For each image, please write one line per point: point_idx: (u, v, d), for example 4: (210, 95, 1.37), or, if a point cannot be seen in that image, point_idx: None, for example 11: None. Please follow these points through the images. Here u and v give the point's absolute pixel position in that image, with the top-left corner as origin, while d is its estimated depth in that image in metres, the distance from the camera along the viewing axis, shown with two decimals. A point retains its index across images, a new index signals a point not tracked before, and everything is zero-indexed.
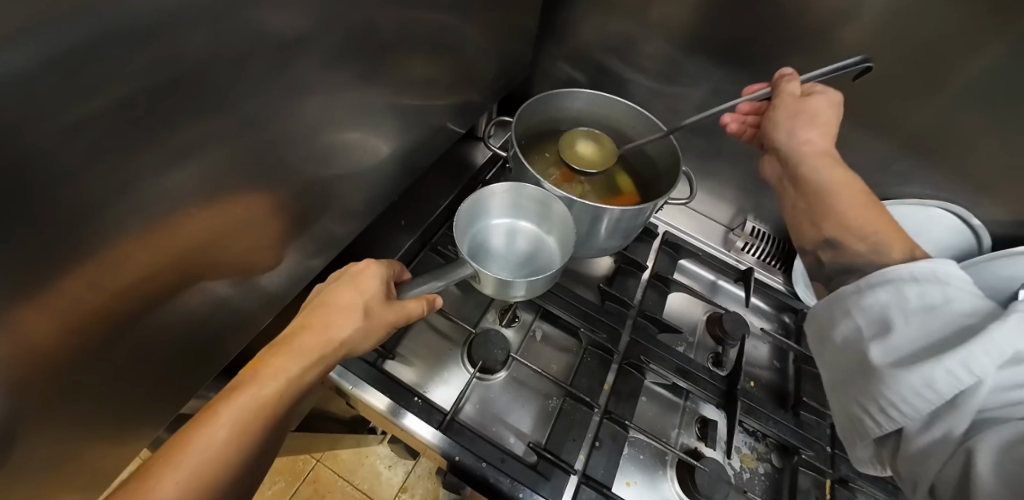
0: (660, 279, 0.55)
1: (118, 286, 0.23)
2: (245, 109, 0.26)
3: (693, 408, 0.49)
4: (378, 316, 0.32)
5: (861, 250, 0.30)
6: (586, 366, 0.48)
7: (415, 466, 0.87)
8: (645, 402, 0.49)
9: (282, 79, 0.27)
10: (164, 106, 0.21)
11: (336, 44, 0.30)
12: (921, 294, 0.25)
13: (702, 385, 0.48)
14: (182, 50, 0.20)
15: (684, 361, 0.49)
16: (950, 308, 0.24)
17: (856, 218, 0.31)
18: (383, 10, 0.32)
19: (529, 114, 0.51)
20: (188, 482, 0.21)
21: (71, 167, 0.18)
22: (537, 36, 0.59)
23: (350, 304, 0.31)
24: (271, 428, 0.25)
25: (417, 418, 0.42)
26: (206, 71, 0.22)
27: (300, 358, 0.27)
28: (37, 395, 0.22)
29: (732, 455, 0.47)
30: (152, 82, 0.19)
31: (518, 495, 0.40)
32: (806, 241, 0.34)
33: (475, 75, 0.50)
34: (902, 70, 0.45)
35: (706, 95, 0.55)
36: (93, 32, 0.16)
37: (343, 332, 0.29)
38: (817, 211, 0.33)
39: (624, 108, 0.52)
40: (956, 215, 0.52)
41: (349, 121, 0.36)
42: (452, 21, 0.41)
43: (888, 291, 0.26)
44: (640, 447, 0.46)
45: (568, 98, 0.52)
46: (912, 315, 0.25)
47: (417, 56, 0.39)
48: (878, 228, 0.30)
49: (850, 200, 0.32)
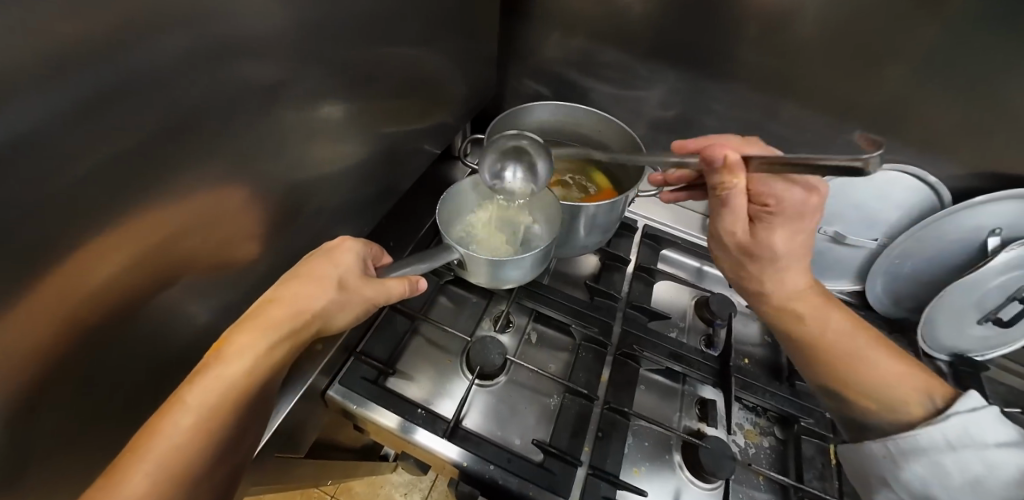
0: (644, 270, 0.57)
1: (91, 288, 0.22)
2: (228, 150, 0.28)
3: (691, 391, 0.50)
4: (355, 289, 0.34)
5: (875, 409, 0.38)
6: (582, 361, 0.49)
7: (430, 490, 0.87)
8: (644, 390, 0.50)
9: (262, 119, 0.30)
10: (155, 152, 0.23)
11: (309, 85, 0.32)
12: (963, 466, 0.31)
13: (696, 367, 0.50)
14: (166, 103, 0.22)
15: (676, 345, 0.51)
16: (992, 482, 0.30)
17: (886, 371, 0.38)
18: (351, 52, 0.35)
19: (499, 129, 0.54)
20: (157, 465, 0.23)
21: (73, 214, 0.20)
22: (500, 58, 0.63)
23: (322, 278, 0.32)
24: (241, 408, 0.27)
25: (424, 430, 0.43)
26: (189, 118, 0.24)
27: (269, 332, 0.29)
28: (14, 399, 0.21)
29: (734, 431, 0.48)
30: (141, 133, 0.22)
31: (529, 493, 0.40)
32: (816, 385, 0.42)
33: (445, 100, 0.53)
34: (839, 50, 0.48)
35: (664, 94, 0.59)
36: (84, 92, 0.18)
37: (314, 305, 0.31)
38: (832, 370, 0.40)
39: (588, 114, 0.55)
40: (913, 176, 0.54)
41: (329, 155, 0.38)
42: (418, 53, 0.44)
43: (924, 463, 0.33)
44: (644, 434, 0.47)
45: (534, 111, 0.55)
46: (959, 468, 0.31)
47: (388, 89, 0.42)
48: (906, 377, 0.37)
49: (868, 351, 0.39)
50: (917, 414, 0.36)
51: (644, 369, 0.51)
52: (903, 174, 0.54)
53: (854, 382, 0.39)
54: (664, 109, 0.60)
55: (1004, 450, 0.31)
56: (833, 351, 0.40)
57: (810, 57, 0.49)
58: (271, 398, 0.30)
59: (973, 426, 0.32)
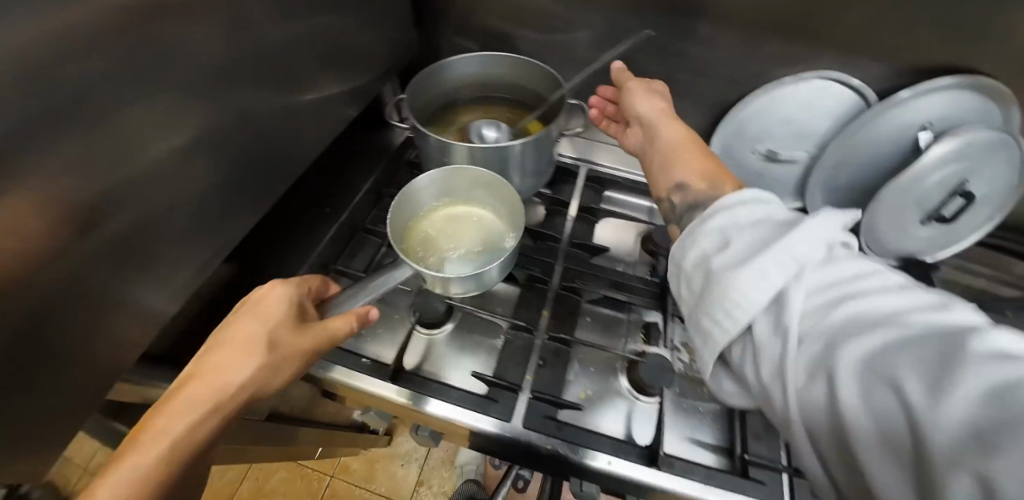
0: (587, 211, 0.59)
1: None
2: (134, 116, 0.28)
3: (636, 318, 0.52)
4: (289, 343, 0.34)
5: (703, 188, 0.37)
6: (526, 298, 0.51)
7: (427, 458, 0.91)
8: (589, 321, 0.52)
9: (168, 84, 0.30)
10: (58, 117, 0.24)
11: (217, 51, 0.34)
12: (751, 217, 0.30)
13: (638, 294, 0.52)
14: (70, 74, 0.24)
15: (617, 276, 0.53)
16: (854, 344, 0.22)
17: (701, 166, 0.39)
18: (260, 16, 0.36)
19: (421, 92, 0.55)
20: None
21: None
22: (419, 16, 0.64)
23: (248, 339, 0.32)
24: (165, 484, 0.25)
25: (371, 377, 0.44)
26: (89, 91, 0.25)
27: (196, 407, 0.28)
28: None
29: (678, 349, 0.49)
30: (49, 104, 0.23)
31: (473, 420, 0.42)
32: (661, 192, 0.41)
33: (366, 59, 0.54)
34: None
35: (591, 34, 0.59)
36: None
37: (240, 375, 0.30)
38: (665, 165, 0.42)
39: (511, 62, 0.56)
40: (836, 80, 0.54)
41: (250, 120, 0.39)
42: (330, 16, 0.45)
43: (725, 224, 0.30)
44: (589, 360, 0.49)
45: (454, 67, 0.55)
46: (746, 230, 0.29)
47: (305, 53, 0.43)
48: (708, 171, 0.38)
49: (691, 151, 0.41)
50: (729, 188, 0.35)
51: (589, 302, 0.52)
52: (823, 79, 0.54)
53: (682, 154, 0.42)
54: (595, 49, 0.61)
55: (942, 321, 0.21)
56: (667, 155, 0.42)
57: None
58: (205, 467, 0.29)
59: (875, 296, 0.23)
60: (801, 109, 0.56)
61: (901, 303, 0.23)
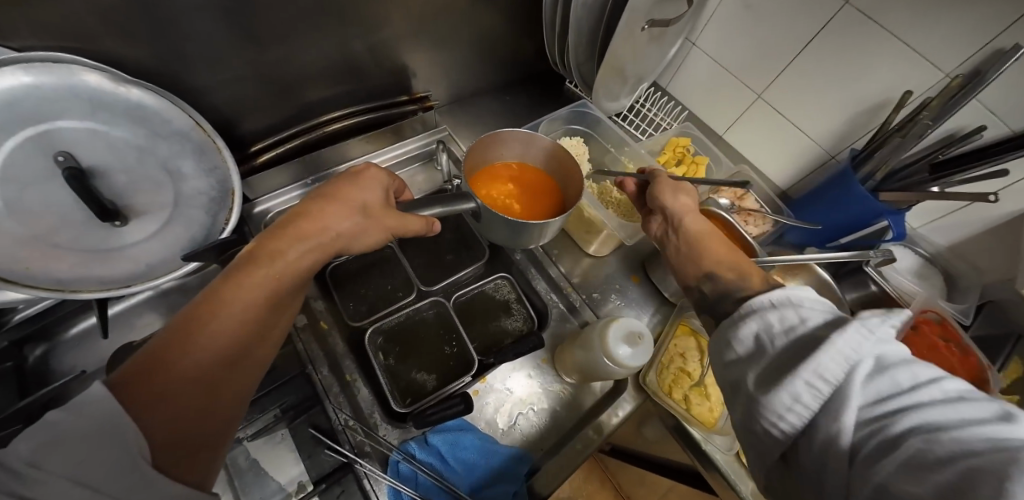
0: (506, 277, 0.71)
1: (253, 294, 0.37)
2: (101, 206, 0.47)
3: (522, 427, 0.58)
4: (379, 217, 0.46)
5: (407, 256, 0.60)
6: (439, 382, 0.62)
7: None
8: (503, 426, 0.58)
9: (111, 194, 0.51)
10: (334, 183, 0.46)
11: None
12: None
13: (497, 378, 0.61)
14: (159, 151, 0.53)
15: (498, 381, 0.61)
16: None
17: (234, 295, 0.36)
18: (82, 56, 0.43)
19: (144, 196, 0.53)
20: (178, 374, 0.31)
21: (211, 441, 0.32)
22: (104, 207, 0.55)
23: (346, 205, 0.45)
24: (252, 327, 0.36)
25: None
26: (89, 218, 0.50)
27: (266, 265, 0.38)
28: (194, 392, 0.31)
29: (549, 466, 0.56)
30: (126, 195, 0.52)
31: None
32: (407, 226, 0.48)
33: (89, 238, 0.50)
34: None
35: (177, 1, 0.45)
36: (81, 192, 0.46)
37: (225, 306, 0.35)
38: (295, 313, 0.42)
39: (190, 121, 0.54)
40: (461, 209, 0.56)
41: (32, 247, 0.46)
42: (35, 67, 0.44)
43: None
44: (539, 477, 0.56)
45: (179, 183, 0.54)
46: None
47: (52, 222, 0.48)
48: (291, 272, 0.40)
49: (384, 235, 0.47)
50: (530, 436, 0.58)
51: (505, 404, 0.60)
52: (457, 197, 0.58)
53: (331, 239, 0.43)
54: (293, 19, 0.53)
55: (816, 310, 0.33)
56: (349, 245, 0.45)
57: None
58: (285, 323, 0.40)
59: None
60: (69, 131, 0.47)
61: (817, 302, 0.33)
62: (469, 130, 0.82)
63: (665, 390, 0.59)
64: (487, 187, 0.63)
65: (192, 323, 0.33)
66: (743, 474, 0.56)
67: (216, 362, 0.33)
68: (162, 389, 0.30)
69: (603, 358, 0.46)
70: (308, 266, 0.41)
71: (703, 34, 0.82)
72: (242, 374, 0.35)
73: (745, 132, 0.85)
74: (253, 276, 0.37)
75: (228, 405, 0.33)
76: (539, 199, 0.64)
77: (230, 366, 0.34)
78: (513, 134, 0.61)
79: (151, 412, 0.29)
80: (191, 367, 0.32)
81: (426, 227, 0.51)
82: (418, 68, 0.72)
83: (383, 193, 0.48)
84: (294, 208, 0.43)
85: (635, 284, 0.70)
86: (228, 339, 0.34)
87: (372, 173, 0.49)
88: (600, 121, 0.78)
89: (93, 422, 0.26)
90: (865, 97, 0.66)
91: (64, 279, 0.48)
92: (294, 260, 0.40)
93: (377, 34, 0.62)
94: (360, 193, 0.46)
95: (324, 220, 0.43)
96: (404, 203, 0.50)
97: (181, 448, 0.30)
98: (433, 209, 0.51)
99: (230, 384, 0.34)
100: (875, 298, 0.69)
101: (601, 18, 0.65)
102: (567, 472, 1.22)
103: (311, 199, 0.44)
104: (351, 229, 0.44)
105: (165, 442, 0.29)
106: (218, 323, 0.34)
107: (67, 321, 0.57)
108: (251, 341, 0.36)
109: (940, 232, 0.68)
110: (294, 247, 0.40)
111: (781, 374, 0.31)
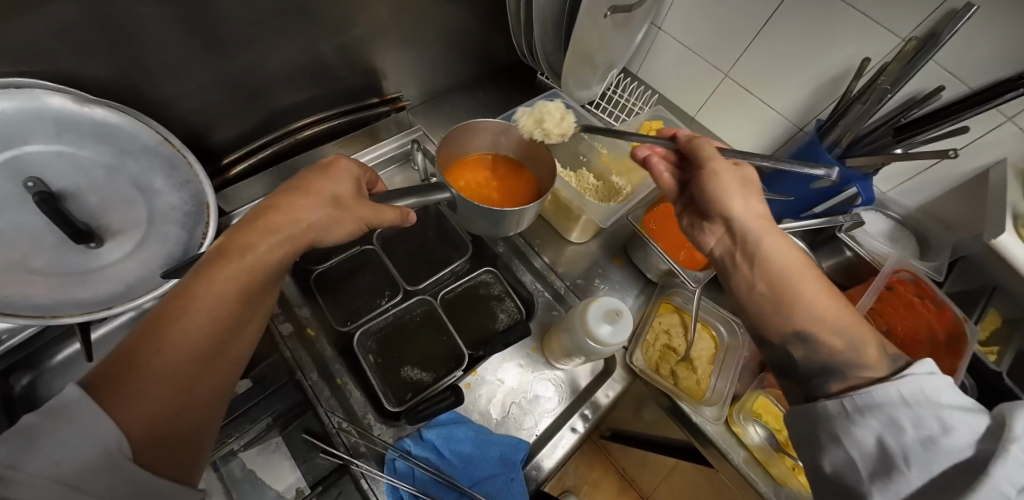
0: (490, 270, 0.71)
1: (225, 288, 0.37)
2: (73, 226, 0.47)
3: (516, 416, 0.59)
4: (351, 207, 0.46)
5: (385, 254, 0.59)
6: (430, 377, 0.62)
7: None
8: (497, 417, 0.59)
9: (83, 215, 0.50)
10: (305, 176, 0.46)
11: None
12: None
13: (487, 370, 0.62)
14: (128, 168, 0.53)
15: (488, 372, 0.61)
16: None
17: (205, 291, 0.36)
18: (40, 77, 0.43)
19: (118, 214, 0.52)
20: (152, 371, 0.31)
21: (190, 434, 0.33)
22: None
23: (316, 196, 0.45)
24: (224, 320, 0.36)
25: None
26: (62, 241, 0.49)
27: (237, 259, 0.38)
28: (169, 388, 0.31)
29: (544, 450, 0.57)
30: (98, 215, 0.51)
31: None
32: (381, 217, 0.49)
33: (64, 260, 0.49)
34: None
35: (133, 16, 0.45)
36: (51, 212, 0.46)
37: (196, 302, 0.35)
38: (270, 305, 0.42)
39: (158, 136, 0.54)
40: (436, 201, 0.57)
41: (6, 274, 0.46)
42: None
43: None
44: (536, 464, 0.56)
45: (152, 198, 0.54)
46: None
47: (25, 248, 0.47)
48: (263, 265, 0.40)
49: (357, 224, 0.47)
50: (525, 425, 0.59)
51: (497, 394, 0.60)
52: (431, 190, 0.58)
53: (303, 231, 0.43)
54: (254, 27, 0.53)
55: (953, 414, 0.31)
56: (322, 236, 0.45)
57: (140, 9, 0.45)
58: (260, 316, 0.40)
59: None
60: (35, 155, 0.48)
61: (947, 399, 0.32)
62: (445, 129, 0.82)
63: (652, 368, 0.60)
64: (457, 175, 0.64)
65: (164, 321, 0.33)
66: (734, 443, 0.57)
67: (190, 358, 0.33)
68: (135, 387, 0.30)
69: (586, 339, 0.47)
70: (280, 259, 0.41)
71: (667, 16, 0.83)
72: (218, 368, 0.35)
73: (716, 111, 0.86)
74: (223, 272, 0.37)
75: (206, 398, 0.34)
76: (506, 184, 0.65)
77: (205, 361, 0.34)
78: (485, 123, 0.61)
79: (124, 409, 0.29)
80: (163, 363, 0.32)
81: (401, 218, 0.51)
82: (387, 69, 0.72)
83: (354, 185, 0.48)
84: (264, 202, 0.43)
85: (618, 267, 0.71)
86: (200, 334, 0.34)
87: (341, 165, 0.49)
88: (572, 110, 0.79)
89: (67, 424, 0.27)
90: (826, 67, 0.68)
91: (45, 305, 0.47)
92: (265, 253, 0.40)
93: (342, 38, 0.62)
94: (331, 186, 0.46)
95: (294, 212, 0.43)
96: (377, 196, 0.50)
97: (160, 442, 0.31)
98: (407, 200, 0.51)
99: (205, 378, 0.34)
100: (851, 263, 0.71)
101: (563, 5, 0.65)
102: (571, 461, 1.22)
103: (280, 192, 0.44)
104: (322, 219, 0.44)
105: (142, 437, 0.30)
106: (190, 320, 0.34)
107: (50, 348, 0.56)
108: (225, 335, 0.36)
109: (909, 192, 0.70)
110: (265, 239, 0.40)
111: (918, 495, 0.30)
